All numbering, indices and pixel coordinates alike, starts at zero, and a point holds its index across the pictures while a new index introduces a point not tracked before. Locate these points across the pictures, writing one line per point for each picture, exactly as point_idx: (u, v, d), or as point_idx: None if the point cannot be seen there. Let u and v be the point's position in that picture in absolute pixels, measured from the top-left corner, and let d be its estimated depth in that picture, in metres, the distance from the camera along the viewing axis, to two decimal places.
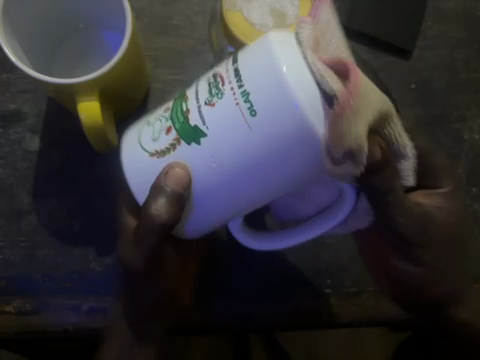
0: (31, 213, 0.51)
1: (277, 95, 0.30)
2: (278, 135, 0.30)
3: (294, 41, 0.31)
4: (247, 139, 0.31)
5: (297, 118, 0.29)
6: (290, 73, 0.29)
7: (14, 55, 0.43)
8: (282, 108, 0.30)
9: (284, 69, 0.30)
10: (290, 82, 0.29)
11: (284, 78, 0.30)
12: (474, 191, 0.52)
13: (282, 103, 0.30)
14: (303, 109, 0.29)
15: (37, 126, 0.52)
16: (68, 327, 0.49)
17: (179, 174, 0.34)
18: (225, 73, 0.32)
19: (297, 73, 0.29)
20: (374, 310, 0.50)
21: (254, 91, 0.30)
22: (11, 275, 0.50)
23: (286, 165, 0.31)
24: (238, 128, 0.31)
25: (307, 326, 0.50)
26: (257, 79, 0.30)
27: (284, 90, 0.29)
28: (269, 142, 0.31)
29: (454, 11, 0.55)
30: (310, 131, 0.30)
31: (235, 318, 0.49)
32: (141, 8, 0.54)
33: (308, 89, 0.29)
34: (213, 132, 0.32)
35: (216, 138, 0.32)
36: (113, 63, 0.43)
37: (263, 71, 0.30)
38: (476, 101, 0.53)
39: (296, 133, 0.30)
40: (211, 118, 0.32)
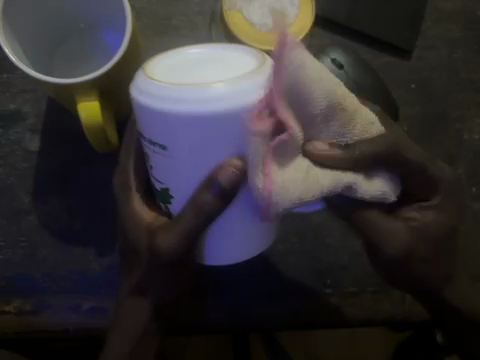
0: (31, 213, 0.51)
1: (171, 120, 0.31)
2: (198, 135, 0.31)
3: (150, 69, 0.32)
4: (184, 158, 0.33)
5: (192, 115, 0.30)
6: (156, 102, 0.31)
7: (14, 55, 0.43)
8: (179, 122, 0.31)
9: (152, 107, 0.31)
10: (162, 107, 0.31)
11: (158, 109, 0.31)
12: (474, 191, 0.52)
13: (180, 119, 0.31)
14: (189, 111, 0.30)
15: (37, 126, 0.53)
16: (68, 326, 0.49)
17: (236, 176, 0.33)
18: (142, 140, 0.35)
19: (160, 93, 0.31)
20: (371, 309, 0.50)
21: (156, 136, 0.32)
22: (12, 275, 0.50)
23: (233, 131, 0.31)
24: (180, 154, 0.32)
25: (308, 325, 0.50)
26: (147, 129, 0.33)
27: (167, 117, 0.31)
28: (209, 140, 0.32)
29: (454, 10, 0.55)
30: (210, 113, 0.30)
31: (237, 316, 0.49)
32: (140, 8, 0.54)
33: (180, 89, 0.30)
34: (168, 173, 0.34)
35: (177, 177, 0.34)
36: (113, 63, 0.43)
37: (150, 122, 0.32)
38: (474, 101, 0.53)
39: (205, 121, 0.30)
40: (159, 173, 0.35)
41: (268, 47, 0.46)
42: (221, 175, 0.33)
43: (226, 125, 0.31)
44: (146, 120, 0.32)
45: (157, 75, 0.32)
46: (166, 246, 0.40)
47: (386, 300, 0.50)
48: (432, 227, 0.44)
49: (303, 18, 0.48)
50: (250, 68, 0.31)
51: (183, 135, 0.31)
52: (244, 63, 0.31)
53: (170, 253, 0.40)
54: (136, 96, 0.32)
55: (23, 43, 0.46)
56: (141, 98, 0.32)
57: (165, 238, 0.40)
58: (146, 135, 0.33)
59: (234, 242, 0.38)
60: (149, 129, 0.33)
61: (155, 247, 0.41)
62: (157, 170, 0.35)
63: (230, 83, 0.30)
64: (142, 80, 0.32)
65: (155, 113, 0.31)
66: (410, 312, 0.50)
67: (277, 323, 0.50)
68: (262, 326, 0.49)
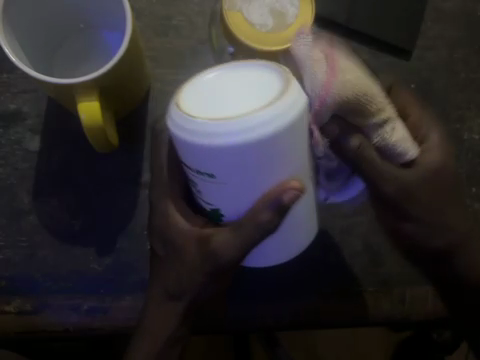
0: (31, 213, 0.51)
1: (223, 155, 0.32)
2: (254, 159, 0.32)
3: (185, 108, 0.32)
4: (236, 182, 0.34)
5: (249, 144, 0.31)
6: (209, 137, 0.31)
7: (14, 55, 0.43)
8: (237, 153, 0.32)
9: (205, 142, 0.31)
10: (216, 142, 0.31)
11: (211, 143, 0.31)
12: (474, 191, 0.52)
13: (231, 152, 0.31)
14: (246, 140, 0.31)
15: (37, 126, 0.53)
16: (68, 326, 0.49)
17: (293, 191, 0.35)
18: (185, 168, 0.35)
19: (211, 127, 0.31)
20: (372, 310, 0.50)
21: (205, 167, 0.33)
22: (11, 275, 0.50)
23: (284, 150, 0.33)
24: (233, 181, 0.34)
25: (307, 326, 0.50)
26: (195, 160, 0.33)
27: (225, 149, 0.31)
28: (261, 164, 0.33)
29: (453, 11, 0.55)
30: (267, 139, 0.31)
31: (235, 318, 0.50)
32: (141, 8, 0.54)
33: (224, 124, 0.31)
34: (218, 198, 0.35)
35: (227, 198, 0.35)
36: (113, 62, 0.43)
37: (199, 157, 0.32)
38: (475, 101, 0.53)
39: (262, 147, 0.32)
40: (208, 196, 0.36)
41: (268, 47, 0.46)
42: (278, 195, 0.35)
43: (281, 146, 0.32)
44: (192, 154, 0.33)
45: (196, 111, 0.32)
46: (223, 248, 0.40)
47: (385, 301, 0.50)
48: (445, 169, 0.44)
49: (303, 18, 0.48)
50: (281, 88, 0.32)
51: (236, 164, 0.32)
52: (271, 83, 0.32)
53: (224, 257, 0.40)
54: (179, 135, 0.32)
55: (23, 43, 0.46)
56: (186, 136, 0.32)
57: (223, 237, 0.39)
58: (193, 165, 0.34)
59: (280, 247, 0.41)
60: (194, 162, 0.33)
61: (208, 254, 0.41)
62: (207, 193, 0.36)
63: (283, 103, 0.31)
64: (184, 117, 0.32)
65: (209, 149, 0.32)
66: (410, 312, 0.50)
67: (277, 324, 0.50)
68: (263, 327, 0.50)
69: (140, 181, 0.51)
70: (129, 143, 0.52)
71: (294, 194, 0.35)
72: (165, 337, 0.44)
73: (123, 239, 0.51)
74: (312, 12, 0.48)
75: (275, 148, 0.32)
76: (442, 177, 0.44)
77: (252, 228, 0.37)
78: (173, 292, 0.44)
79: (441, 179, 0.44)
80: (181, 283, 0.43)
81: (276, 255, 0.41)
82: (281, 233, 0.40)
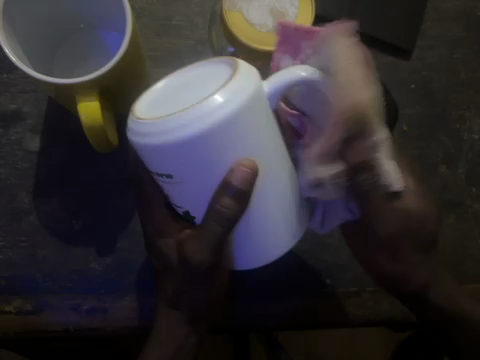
0: (31, 213, 0.52)
1: (166, 149, 0.32)
2: (199, 151, 0.32)
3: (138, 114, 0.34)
4: (191, 179, 0.34)
5: (184, 134, 0.31)
6: (151, 136, 0.32)
7: (14, 55, 0.43)
8: (176, 145, 0.32)
9: (148, 143, 0.32)
10: (156, 139, 0.32)
11: (153, 141, 0.32)
12: (474, 191, 0.52)
13: (184, 142, 0.32)
14: (181, 132, 0.31)
15: (37, 126, 0.53)
16: (68, 326, 0.49)
17: (246, 173, 0.33)
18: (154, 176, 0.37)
19: (152, 126, 0.32)
20: (372, 309, 0.50)
21: (160, 168, 0.34)
22: (12, 275, 0.51)
23: (230, 137, 0.32)
24: (194, 173, 0.33)
25: (306, 326, 0.50)
26: (152, 163, 0.34)
27: (167, 144, 0.32)
28: (206, 153, 0.32)
29: (454, 10, 0.55)
30: (201, 128, 0.31)
31: (233, 318, 0.50)
32: (141, 8, 0.54)
33: (162, 121, 0.32)
34: (183, 197, 0.36)
35: (190, 196, 0.36)
36: (113, 63, 0.43)
37: (156, 156, 0.33)
38: (475, 101, 0.53)
39: (200, 137, 0.31)
40: (177, 200, 0.37)
41: (270, 47, 0.47)
42: (228, 179, 0.33)
43: (222, 131, 0.32)
44: (147, 157, 0.34)
45: (145, 115, 0.33)
46: (197, 254, 0.39)
47: (386, 300, 0.50)
48: (422, 212, 0.47)
49: (304, 18, 0.48)
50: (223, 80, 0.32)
51: (179, 157, 0.32)
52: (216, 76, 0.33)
53: (200, 260, 0.40)
54: (138, 141, 0.33)
55: (23, 43, 0.46)
56: (136, 140, 0.33)
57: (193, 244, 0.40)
58: (153, 170, 0.35)
59: (271, 242, 0.39)
60: (151, 165, 0.34)
61: (184, 256, 0.41)
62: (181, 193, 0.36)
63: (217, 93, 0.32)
64: (135, 122, 0.34)
65: (153, 148, 0.32)
66: (411, 311, 0.50)
67: (275, 324, 0.50)
68: (262, 328, 0.50)
69: None
70: (129, 144, 0.52)
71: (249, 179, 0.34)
72: (175, 341, 0.44)
73: (122, 239, 0.51)
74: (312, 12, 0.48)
75: (216, 135, 0.32)
76: (424, 221, 0.47)
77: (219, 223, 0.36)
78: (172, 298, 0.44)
79: (419, 226, 0.47)
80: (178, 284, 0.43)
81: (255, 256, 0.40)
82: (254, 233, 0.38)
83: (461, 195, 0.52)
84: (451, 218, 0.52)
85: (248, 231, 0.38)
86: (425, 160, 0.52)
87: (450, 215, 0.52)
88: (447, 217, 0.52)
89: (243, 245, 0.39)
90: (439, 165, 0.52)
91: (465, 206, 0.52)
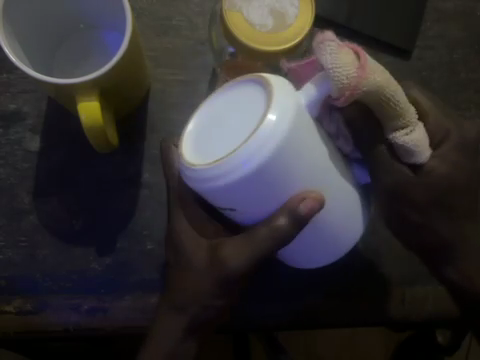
0: (31, 213, 0.51)
1: (231, 188, 0.34)
2: (263, 184, 0.35)
3: (189, 160, 0.36)
4: (260, 205, 0.37)
5: (248, 175, 0.34)
6: (215, 180, 0.34)
7: (14, 55, 0.43)
8: (243, 185, 0.34)
9: (213, 186, 0.35)
10: (222, 182, 0.34)
11: (218, 185, 0.34)
12: None
13: (243, 178, 0.34)
14: (244, 173, 0.34)
15: (37, 126, 0.53)
16: (68, 326, 0.50)
17: (310, 200, 0.36)
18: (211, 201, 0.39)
19: (212, 170, 0.34)
20: (372, 309, 0.50)
21: (228, 203, 0.36)
22: (12, 275, 0.50)
23: (289, 167, 0.35)
24: (253, 199, 0.36)
25: (305, 326, 0.50)
26: (216, 200, 0.36)
27: (232, 185, 0.34)
28: (270, 185, 0.35)
29: (454, 11, 0.55)
30: (259, 166, 0.33)
31: (234, 318, 0.50)
32: (141, 8, 0.54)
33: (218, 163, 0.34)
34: (248, 218, 0.38)
35: (253, 215, 0.38)
36: (112, 63, 0.43)
37: (223, 197, 0.35)
38: (475, 101, 0.53)
39: (260, 172, 0.34)
40: (239, 218, 0.39)
41: (270, 47, 0.46)
42: (297, 207, 0.36)
43: (279, 164, 0.34)
44: (211, 196, 0.36)
45: (197, 160, 0.35)
46: (235, 256, 0.41)
47: (387, 301, 0.50)
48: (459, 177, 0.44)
49: (303, 19, 0.48)
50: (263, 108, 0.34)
51: (244, 192, 0.35)
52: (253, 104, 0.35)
53: (231, 264, 0.41)
54: (197, 183, 0.35)
55: (23, 43, 0.46)
56: (197, 184, 0.35)
57: (231, 250, 0.41)
58: (216, 204, 0.37)
59: (334, 244, 0.41)
60: (216, 200, 0.36)
61: (220, 259, 0.42)
62: (239, 215, 0.38)
63: (268, 126, 0.33)
64: (189, 164, 0.35)
65: (218, 190, 0.35)
66: (411, 312, 0.50)
67: (275, 324, 0.50)
68: (261, 328, 0.50)
69: (140, 181, 0.52)
70: (130, 144, 0.52)
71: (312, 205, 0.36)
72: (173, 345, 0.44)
73: (123, 239, 0.51)
74: (311, 13, 0.48)
75: (276, 169, 0.34)
76: (455, 184, 0.44)
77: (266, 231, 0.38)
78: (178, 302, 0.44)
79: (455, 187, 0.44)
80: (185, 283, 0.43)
81: (318, 252, 0.42)
82: (319, 238, 0.41)
83: None
84: None
85: (305, 236, 0.41)
86: None
87: None
88: None
89: (301, 248, 0.42)
90: None
91: None
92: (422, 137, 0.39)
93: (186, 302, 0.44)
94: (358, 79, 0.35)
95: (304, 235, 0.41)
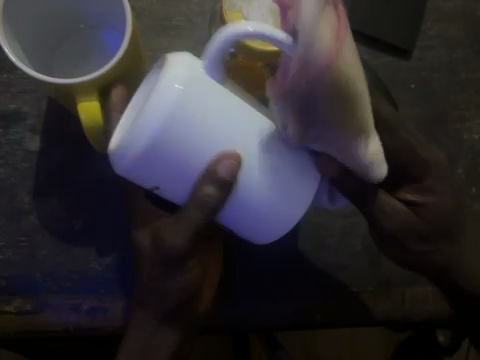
0: (32, 213, 0.51)
1: (147, 155, 0.35)
2: (175, 147, 0.35)
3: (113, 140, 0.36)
4: (185, 174, 0.37)
5: (158, 136, 0.35)
6: (134, 152, 0.35)
7: (14, 55, 0.43)
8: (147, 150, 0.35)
9: (136, 159, 0.35)
10: (143, 149, 0.35)
11: (141, 154, 0.35)
12: (474, 191, 0.52)
13: (149, 142, 0.35)
14: (141, 135, 0.35)
15: (37, 126, 0.53)
16: (68, 326, 0.49)
17: (226, 161, 0.36)
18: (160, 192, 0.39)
19: (132, 141, 0.35)
20: (371, 309, 0.50)
21: (152, 179, 0.37)
22: (12, 275, 0.51)
23: (170, 130, 0.35)
24: (171, 168, 0.36)
25: (305, 326, 0.50)
26: (145, 179, 0.37)
27: (152, 151, 0.35)
28: (175, 148, 0.35)
29: (454, 11, 0.55)
30: (144, 128, 0.35)
31: (233, 317, 0.50)
32: (141, 8, 0.54)
33: (134, 129, 0.35)
34: (181, 193, 0.38)
35: (181, 189, 0.38)
36: (112, 63, 0.43)
37: (145, 169, 0.36)
38: (475, 101, 0.53)
39: (155, 137, 0.35)
40: (171, 196, 0.39)
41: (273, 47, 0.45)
42: (216, 170, 0.36)
43: (172, 127, 0.35)
44: (136, 176, 0.37)
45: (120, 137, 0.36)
46: (174, 241, 0.42)
47: (386, 301, 0.50)
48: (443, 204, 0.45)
49: None
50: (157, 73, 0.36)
51: (162, 158, 0.35)
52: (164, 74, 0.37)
53: (174, 248, 0.42)
54: (116, 166, 0.36)
55: (23, 43, 0.46)
56: (121, 162, 0.36)
57: (173, 231, 0.42)
58: (147, 184, 0.38)
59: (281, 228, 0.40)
60: (144, 179, 0.37)
61: (160, 243, 0.43)
62: (169, 191, 0.38)
63: (165, 83, 0.35)
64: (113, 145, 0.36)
65: (139, 161, 0.35)
66: (410, 311, 0.50)
67: (275, 324, 0.50)
68: (261, 328, 0.50)
69: None
70: None
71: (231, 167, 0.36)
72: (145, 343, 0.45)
73: (122, 239, 0.51)
74: None
75: (174, 129, 0.35)
76: (439, 207, 0.45)
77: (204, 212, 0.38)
78: (142, 298, 0.45)
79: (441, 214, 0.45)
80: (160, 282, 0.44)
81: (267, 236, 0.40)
82: (265, 226, 0.39)
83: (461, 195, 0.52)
84: None
85: (246, 210, 0.39)
86: None
87: None
88: None
89: (245, 217, 0.39)
90: None
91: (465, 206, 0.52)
92: (379, 148, 0.36)
93: (156, 300, 0.44)
94: (333, 54, 0.31)
95: (251, 214, 0.39)
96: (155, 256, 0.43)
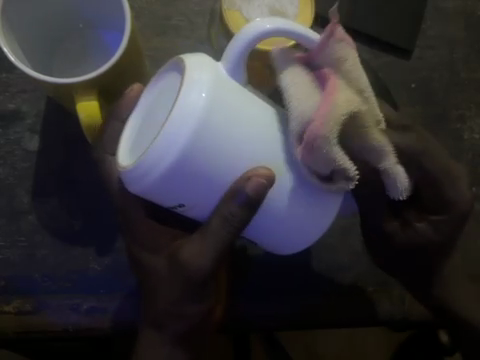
0: (31, 213, 0.51)
1: (166, 174, 0.34)
2: (199, 163, 0.34)
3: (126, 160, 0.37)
4: (208, 189, 0.36)
5: (176, 152, 0.33)
6: (155, 174, 0.34)
7: (13, 55, 0.43)
8: (169, 170, 0.34)
9: (155, 182, 0.34)
10: (163, 167, 0.34)
11: (162, 176, 0.34)
12: (474, 191, 0.52)
13: (168, 164, 0.34)
14: (161, 152, 0.33)
15: (37, 126, 0.52)
16: (68, 326, 0.49)
17: (263, 179, 0.35)
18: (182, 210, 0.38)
19: (147, 162, 0.34)
20: (371, 309, 0.50)
21: (173, 198, 0.36)
22: (11, 275, 0.50)
23: (189, 145, 0.33)
24: (196, 184, 0.35)
25: (306, 326, 0.50)
26: (164, 199, 0.36)
27: (173, 171, 0.34)
28: (200, 165, 0.34)
29: (454, 10, 0.54)
30: (159, 145, 0.33)
31: (232, 317, 0.50)
32: (140, 7, 0.54)
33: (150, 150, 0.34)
34: (203, 209, 0.38)
35: (203, 205, 0.37)
36: (111, 63, 0.43)
37: (165, 190, 0.35)
38: (475, 101, 0.53)
39: (173, 152, 0.33)
40: (192, 212, 0.38)
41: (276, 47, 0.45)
42: (245, 187, 0.35)
43: (186, 139, 0.33)
44: (159, 196, 0.36)
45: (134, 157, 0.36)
46: (197, 263, 0.40)
47: (386, 300, 0.50)
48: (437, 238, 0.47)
49: (302, 18, 0.48)
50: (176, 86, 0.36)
51: (183, 178, 0.34)
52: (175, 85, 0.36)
53: (197, 269, 0.41)
54: (132, 186, 0.36)
55: (21, 43, 0.46)
56: (136, 186, 0.35)
57: (191, 248, 0.41)
58: (166, 203, 0.37)
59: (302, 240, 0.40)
60: (165, 199, 0.36)
61: (179, 260, 0.42)
62: (191, 210, 0.38)
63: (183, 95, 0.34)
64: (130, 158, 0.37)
65: (158, 184, 0.35)
66: (410, 311, 0.50)
67: (275, 324, 0.50)
68: (261, 328, 0.50)
69: None
70: None
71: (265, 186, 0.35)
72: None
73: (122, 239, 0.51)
74: (311, 14, 0.48)
75: (197, 144, 0.34)
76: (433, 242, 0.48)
77: (227, 230, 0.38)
78: (157, 320, 0.45)
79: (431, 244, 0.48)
80: (171, 298, 0.43)
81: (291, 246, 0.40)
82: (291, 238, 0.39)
83: None
84: None
85: (271, 220, 0.38)
86: None
87: None
88: None
89: (271, 228, 0.39)
90: None
91: None
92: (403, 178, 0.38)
93: (171, 317, 0.44)
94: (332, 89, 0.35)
95: (278, 231, 0.39)
96: (174, 278, 0.42)
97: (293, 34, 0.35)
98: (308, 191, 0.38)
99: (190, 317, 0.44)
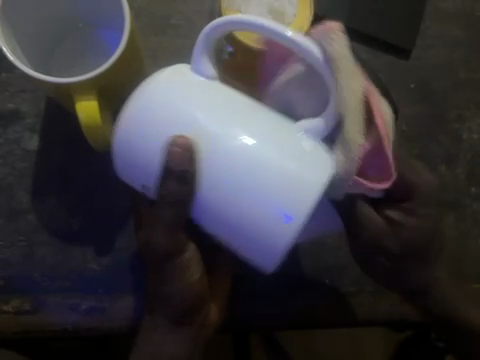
0: (30, 212, 0.51)
1: (125, 140, 0.41)
2: (149, 132, 0.40)
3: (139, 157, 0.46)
4: (156, 162, 0.40)
5: (128, 121, 0.40)
6: (118, 137, 0.41)
7: (13, 55, 0.43)
8: (128, 136, 0.40)
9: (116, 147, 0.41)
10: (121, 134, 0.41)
11: (122, 140, 0.41)
12: (473, 191, 0.52)
13: (124, 129, 0.40)
14: (122, 123, 0.41)
15: (36, 126, 0.53)
16: (67, 326, 0.49)
17: (180, 150, 0.38)
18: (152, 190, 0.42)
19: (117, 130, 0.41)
20: (372, 311, 0.50)
21: (134, 174, 0.42)
22: (11, 274, 0.50)
23: (140, 115, 0.40)
24: (146, 160, 0.40)
25: (305, 327, 0.50)
26: (128, 174, 0.42)
27: (129, 137, 0.40)
28: (147, 133, 0.40)
29: (454, 10, 0.54)
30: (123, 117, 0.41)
31: (232, 318, 0.50)
32: (140, 7, 0.54)
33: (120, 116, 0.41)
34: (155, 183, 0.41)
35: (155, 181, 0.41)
36: (111, 62, 0.43)
37: (124, 158, 0.41)
38: (474, 101, 0.53)
39: (129, 123, 0.40)
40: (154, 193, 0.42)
41: None
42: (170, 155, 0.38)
43: (138, 112, 0.40)
44: (125, 171, 0.42)
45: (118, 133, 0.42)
46: (158, 243, 0.43)
47: (386, 301, 0.50)
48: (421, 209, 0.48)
49: (302, 16, 0.48)
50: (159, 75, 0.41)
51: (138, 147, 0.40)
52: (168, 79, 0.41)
53: (158, 247, 0.43)
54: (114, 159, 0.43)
55: (21, 42, 0.46)
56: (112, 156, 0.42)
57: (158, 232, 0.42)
58: (131, 182, 0.43)
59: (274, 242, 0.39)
60: (128, 174, 0.42)
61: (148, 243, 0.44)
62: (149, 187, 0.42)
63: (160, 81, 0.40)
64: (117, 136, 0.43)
65: (118, 153, 0.41)
66: (409, 311, 0.50)
67: (274, 325, 0.50)
68: (261, 328, 0.50)
69: None
70: None
71: (183, 154, 0.38)
72: (152, 347, 0.47)
73: (121, 239, 0.51)
74: (310, 12, 0.48)
75: (147, 113, 0.40)
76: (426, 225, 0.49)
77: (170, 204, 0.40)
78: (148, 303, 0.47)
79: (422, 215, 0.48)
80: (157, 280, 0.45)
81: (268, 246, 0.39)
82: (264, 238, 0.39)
83: (460, 195, 0.52)
84: (450, 218, 0.51)
85: (226, 210, 0.39)
86: (423, 160, 0.52)
87: (449, 214, 0.52)
88: (446, 216, 0.51)
89: (216, 214, 0.40)
90: (438, 165, 0.52)
91: (464, 206, 0.52)
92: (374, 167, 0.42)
93: (157, 302, 0.46)
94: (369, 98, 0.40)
95: (244, 226, 0.39)
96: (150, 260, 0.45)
97: (253, 24, 0.38)
98: (268, 180, 0.38)
99: (166, 304, 0.45)
